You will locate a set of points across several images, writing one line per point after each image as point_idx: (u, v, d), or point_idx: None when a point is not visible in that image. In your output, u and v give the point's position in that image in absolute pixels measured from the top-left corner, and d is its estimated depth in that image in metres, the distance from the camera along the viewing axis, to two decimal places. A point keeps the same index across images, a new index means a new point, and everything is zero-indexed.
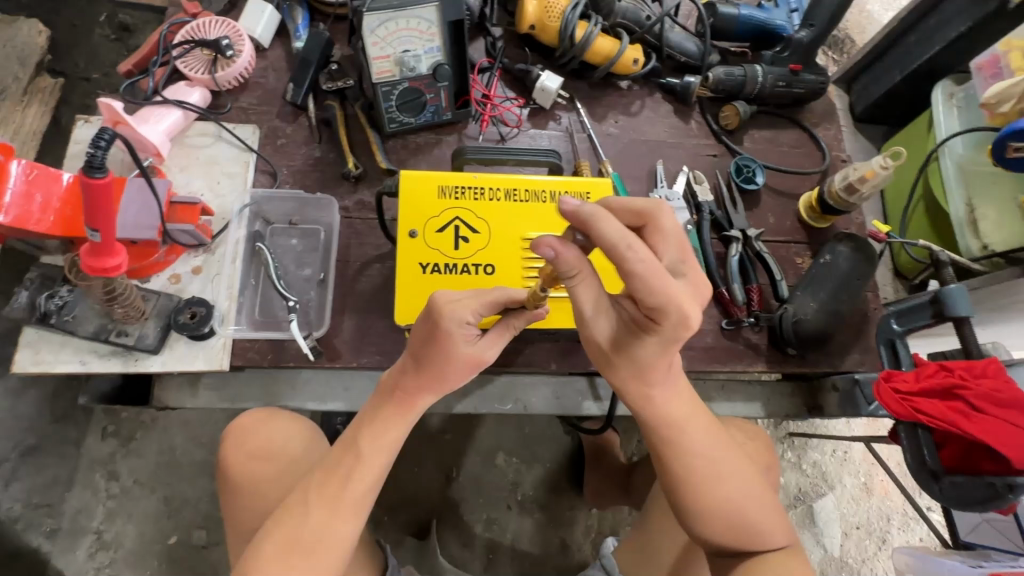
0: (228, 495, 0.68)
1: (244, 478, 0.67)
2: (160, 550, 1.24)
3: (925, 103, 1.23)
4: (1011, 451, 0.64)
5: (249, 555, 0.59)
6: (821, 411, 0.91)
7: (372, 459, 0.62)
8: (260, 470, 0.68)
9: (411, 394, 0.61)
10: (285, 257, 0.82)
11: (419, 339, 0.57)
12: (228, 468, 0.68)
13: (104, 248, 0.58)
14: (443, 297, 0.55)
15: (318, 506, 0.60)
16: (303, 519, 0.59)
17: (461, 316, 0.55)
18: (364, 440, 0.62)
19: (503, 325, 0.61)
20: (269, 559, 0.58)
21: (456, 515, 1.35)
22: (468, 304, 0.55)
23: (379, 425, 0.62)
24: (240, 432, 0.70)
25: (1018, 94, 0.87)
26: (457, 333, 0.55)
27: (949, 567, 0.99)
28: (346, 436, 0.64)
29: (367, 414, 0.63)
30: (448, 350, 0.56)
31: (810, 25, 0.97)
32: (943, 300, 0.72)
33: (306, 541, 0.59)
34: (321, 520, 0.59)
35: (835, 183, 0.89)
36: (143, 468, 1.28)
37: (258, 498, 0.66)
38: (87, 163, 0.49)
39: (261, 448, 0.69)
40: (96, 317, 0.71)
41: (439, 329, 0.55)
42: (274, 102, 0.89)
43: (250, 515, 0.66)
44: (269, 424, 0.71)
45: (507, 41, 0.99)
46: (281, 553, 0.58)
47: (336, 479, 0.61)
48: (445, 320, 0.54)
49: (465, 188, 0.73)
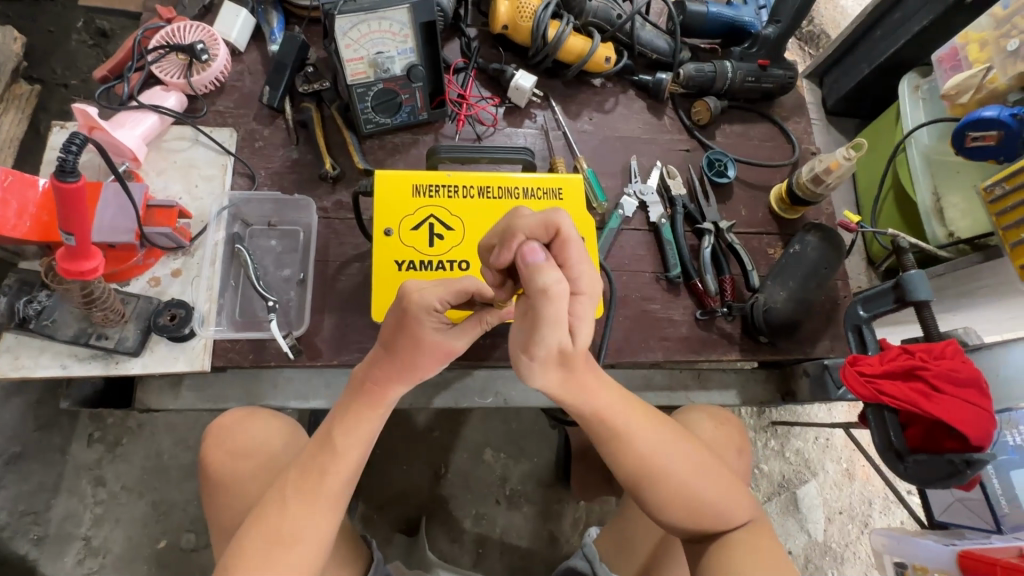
0: (211, 495, 0.68)
1: (225, 477, 0.68)
2: (149, 554, 1.24)
3: (892, 95, 1.26)
4: (969, 429, 0.67)
5: (231, 551, 0.60)
6: (794, 397, 0.93)
7: (347, 453, 0.63)
8: (240, 469, 0.68)
9: (382, 386, 0.62)
10: (264, 258, 0.83)
11: (390, 325, 0.59)
12: (210, 469, 0.69)
13: (80, 251, 0.58)
14: (411, 286, 0.56)
15: (297, 500, 0.61)
16: (282, 513, 0.60)
17: (429, 303, 0.56)
18: (338, 433, 0.63)
19: (475, 318, 0.63)
20: (250, 554, 0.59)
21: (445, 511, 1.36)
22: (435, 292, 0.56)
23: (352, 419, 0.63)
24: (220, 432, 0.70)
25: (975, 86, 0.90)
26: (426, 321, 0.57)
27: (923, 547, 1.02)
28: (321, 430, 0.64)
29: (341, 408, 0.64)
30: (420, 337, 0.57)
31: (777, 20, 0.99)
32: (904, 285, 0.74)
33: (287, 534, 0.60)
34: (299, 514, 0.60)
35: (803, 175, 0.91)
36: (129, 473, 1.28)
37: (236, 495, 0.67)
38: (59, 167, 0.50)
39: (240, 446, 0.69)
40: (75, 321, 0.72)
41: (407, 316, 0.56)
42: (251, 105, 0.90)
43: (231, 513, 0.66)
44: (249, 423, 0.71)
45: (481, 41, 1.00)
46: (262, 547, 0.59)
47: (313, 473, 0.62)
48: (413, 307, 0.56)
49: (439, 186, 0.74)
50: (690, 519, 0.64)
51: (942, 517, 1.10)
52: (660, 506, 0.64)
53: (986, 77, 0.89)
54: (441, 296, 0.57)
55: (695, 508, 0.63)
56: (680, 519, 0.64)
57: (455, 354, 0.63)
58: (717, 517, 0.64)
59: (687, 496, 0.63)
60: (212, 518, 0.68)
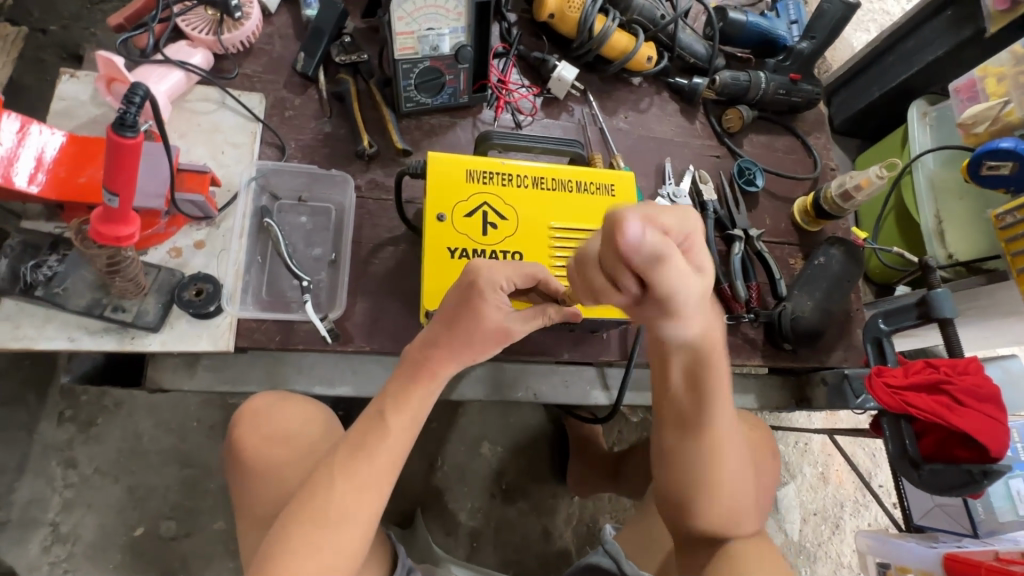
0: (245, 483, 0.65)
1: (262, 463, 0.65)
2: (124, 542, 1.15)
3: (898, 119, 1.32)
4: (989, 442, 0.70)
5: (273, 533, 0.56)
6: (809, 404, 0.96)
7: (398, 434, 0.60)
8: (278, 455, 0.66)
9: (436, 363, 0.60)
10: (294, 235, 0.79)
11: (452, 299, 0.59)
12: (245, 454, 0.66)
13: (118, 216, 0.53)
14: (480, 262, 0.58)
15: (342, 480, 0.57)
16: (327, 495, 0.56)
17: (494, 280, 0.57)
18: (390, 411, 0.60)
19: (538, 308, 0.62)
20: (295, 535, 0.55)
21: (440, 503, 1.33)
22: (502, 271, 0.58)
23: (403, 397, 0.60)
24: (255, 415, 0.68)
25: (993, 117, 0.96)
26: (491, 299, 0.57)
27: (906, 548, 1.09)
28: (369, 410, 0.61)
29: (392, 389, 0.61)
30: (478, 314, 0.57)
31: (812, 36, 1.01)
32: (930, 301, 0.78)
33: (333, 515, 0.56)
34: (345, 494, 0.57)
35: (831, 189, 0.94)
36: (103, 456, 1.18)
37: (275, 479, 0.64)
38: (118, 120, 0.45)
39: (279, 431, 0.67)
40: (89, 290, 0.66)
41: (472, 290, 0.57)
42: (281, 70, 0.85)
43: (267, 501, 0.63)
44: (286, 408, 0.69)
45: (522, 28, 0.98)
46: (307, 527, 0.55)
47: (361, 453, 0.59)
48: (481, 281, 0.57)
49: (493, 173, 0.74)
50: (712, 507, 0.67)
51: (920, 521, 1.17)
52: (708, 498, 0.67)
53: (1002, 110, 0.95)
54: (508, 276, 0.59)
55: (731, 507, 0.67)
56: (697, 496, 0.67)
57: (512, 339, 0.61)
58: (739, 521, 0.68)
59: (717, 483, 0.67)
60: (244, 506, 0.65)
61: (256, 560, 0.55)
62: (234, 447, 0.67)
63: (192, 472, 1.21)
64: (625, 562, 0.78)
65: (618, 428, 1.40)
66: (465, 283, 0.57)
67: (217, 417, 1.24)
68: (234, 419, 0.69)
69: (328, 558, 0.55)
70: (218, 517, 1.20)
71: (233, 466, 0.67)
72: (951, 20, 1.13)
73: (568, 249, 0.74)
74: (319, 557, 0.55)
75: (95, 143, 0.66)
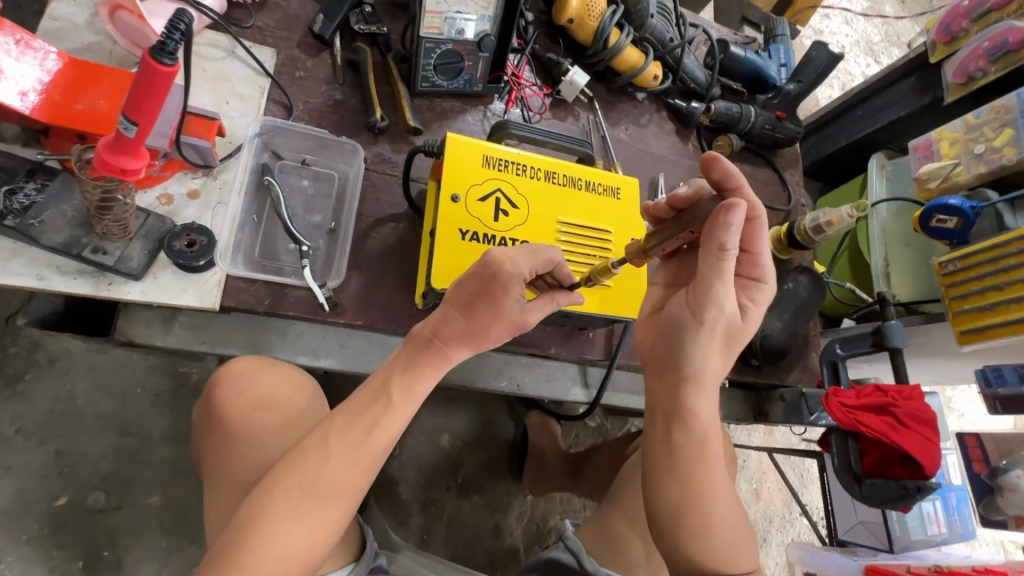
0: (225, 447, 0.64)
1: (248, 427, 0.64)
2: (44, 512, 1.01)
3: (855, 170, 1.44)
4: (926, 462, 0.78)
5: (251, 499, 0.51)
6: (766, 418, 1.03)
7: (401, 408, 0.57)
8: (264, 421, 0.65)
9: (447, 342, 0.58)
10: (294, 198, 0.76)
11: (471, 285, 0.57)
12: (226, 416, 0.65)
13: (129, 148, 0.50)
14: (502, 252, 0.57)
15: (338, 449, 0.53)
16: (321, 461, 0.52)
17: (519, 271, 0.57)
18: (396, 382, 0.57)
19: (550, 296, 0.63)
20: (278, 502, 0.50)
21: (394, 493, 1.28)
22: (525, 261, 0.58)
23: (412, 373, 0.57)
24: (238, 377, 0.67)
25: (944, 175, 1.09)
26: (512, 291, 0.57)
27: (832, 560, 1.18)
28: (374, 379, 0.58)
29: (400, 361, 0.58)
30: (498, 301, 0.56)
31: (798, 80, 1.09)
32: (884, 331, 0.87)
33: (323, 485, 0.52)
34: (342, 464, 0.53)
35: (805, 221, 1.01)
36: (29, 415, 1.04)
37: (259, 446, 0.63)
38: (157, 46, 0.43)
39: (266, 397, 0.66)
40: (68, 227, 0.61)
41: (495, 282, 0.56)
42: (296, 29, 0.82)
43: (247, 469, 0.62)
44: (272, 374, 0.68)
45: (538, 28, 1.00)
46: (293, 495, 0.51)
47: (362, 422, 0.55)
48: (504, 273, 0.56)
49: (509, 163, 0.76)
50: (707, 520, 0.60)
51: (844, 535, 1.27)
52: (700, 529, 0.60)
53: (953, 170, 1.08)
54: (527, 263, 0.58)
55: (720, 545, 0.60)
56: (703, 560, 0.60)
57: (524, 329, 0.61)
58: (733, 560, 0.61)
59: (731, 558, 0.61)
60: (217, 472, 0.63)
61: (231, 526, 0.51)
62: (214, 409, 0.66)
63: (130, 441, 1.08)
64: (585, 557, 0.78)
65: (575, 431, 1.42)
66: (485, 272, 0.56)
67: (165, 384, 1.13)
68: (217, 380, 0.68)
69: (312, 529, 0.51)
70: (156, 489, 1.08)
71: (212, 429, 0.66)
72: (916, 85, 1.25)
73: (572, 245, 0.76)
74: (304, 527, 0.51)
75: (95, 69, 0.62)
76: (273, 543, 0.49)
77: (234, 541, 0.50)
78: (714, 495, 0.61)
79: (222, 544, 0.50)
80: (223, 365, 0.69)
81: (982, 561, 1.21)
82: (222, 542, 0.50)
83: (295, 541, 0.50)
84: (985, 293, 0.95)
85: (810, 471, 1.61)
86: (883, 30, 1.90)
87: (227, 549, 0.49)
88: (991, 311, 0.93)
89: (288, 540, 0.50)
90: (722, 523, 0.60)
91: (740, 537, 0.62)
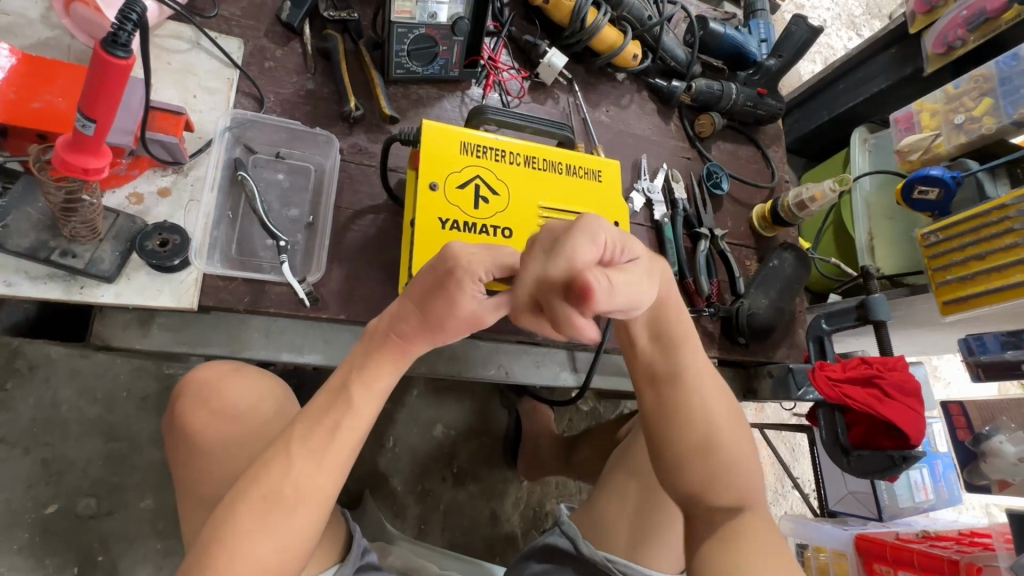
0: (194, 460, 0.63)
1: (210, 438, 0.63)
2: (33, 521, 1.00)
3: (839, 144, 1.44)
4: (911, 431, 0.78)
5: (214, 517, 0.51)
6: (756, 394, 1.04)
7: (364, 408, 0.56)
8: (225, 431, 0.64)
9: (406, 339, 0.56)
10: (269, 192, 0.75)
11: (427, 283, 0.54)
12: (190, 427, 0.64)
13: (89, 147, 0.49)
14: (461, 247, 0.53)
15: (302, 456, 0.53)
16: (286, 469, 0.52)
17: (475, 269, 0.52)
18: (355, 384, 0.56)
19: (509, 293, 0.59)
20: (242, 517, 0.50)
21: (388, 486, 1.28)
22: (483, 258, 0.53)
23: (370, 371, 0.56)
24: (200, 387, 0.67)
25: (924, 148, 1.09)
26: (466, 288, 0.52)
27: (823, 531, 1.20)
28: (333, 382, 0.57)
29: (356, 357, 0.58)
30: (453, 300, 0.53)
31: (779, 55, 1.07)
32: (868, 305, 0.87)
33: (288, 494, 0.51)
34: (306, 471, 0.52)
35: (789, 197, 1.00)
36: (12, 424, 1.02)
37: (225, 460, 0.62)
38: (109, 38, 0.41)
39: (228, 405, 0.66)
40: (34, 230, 0.59)
41: (449, 278, 0.52)
42: (263, 18, 0.80)
43: (217, 481, 0.61)
44: (236, 380, 0.68)
45: (514, 10, 0.97)
46: (258, 508, 0.50)
47: (324, 426, 0.54)
48: (460, 270, 0.52)
49: (487, 148, 0.74)
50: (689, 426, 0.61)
51: (834, 506, 1.29)
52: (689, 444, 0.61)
53: (933, 142, 1.08)
54: (486, 266, 0.53)
55: (716, 470, 0.60)
56: (697, 481, 0.60)
57: (482, 326, 0.58)
58: (733, 488, 0.59)
59: (723, 479, 0.59)
60: (189, 486, 0.62)
61: (194, 549, 0.50)
62: (178, 422, 0.65)
63: (117, 446, 1.07)
64: (581, 542, 0.78)
65: (568, 416, 1.43)
66: (442, 268, 0.52)
67: (152, 387, 1.12)
68: (180, 391, 0.68)
69: (283, 541, 0.51)
70: (148, 493, 1.07)
71: (179, 444, 0.65)
72: (895, 57, 1.25)
73: None
74: (272, 540, 0.50)
75: (52, 66, 0.60)
76: (240, 561, 0.49)
77: (199, 562, 0.49)
78: (704, 413, 0.62)
79: (190, 563, 0.50)
80: (187, 377, 0.69)
81: (968, 525, 1.24)
82: (189, 564, 0.49)
83: (263, 555, 0.50)
84: (967, 263, 0.95)
85: (801, 445, 1.63)
86: (864, 3, 1.89)
87: (193, 566, 0.49)
88: (972, 281, 0.95)
89: (251, 556, 0.49)
90: (720, 438, 0.61)
91: (746, 466, 0.61)
